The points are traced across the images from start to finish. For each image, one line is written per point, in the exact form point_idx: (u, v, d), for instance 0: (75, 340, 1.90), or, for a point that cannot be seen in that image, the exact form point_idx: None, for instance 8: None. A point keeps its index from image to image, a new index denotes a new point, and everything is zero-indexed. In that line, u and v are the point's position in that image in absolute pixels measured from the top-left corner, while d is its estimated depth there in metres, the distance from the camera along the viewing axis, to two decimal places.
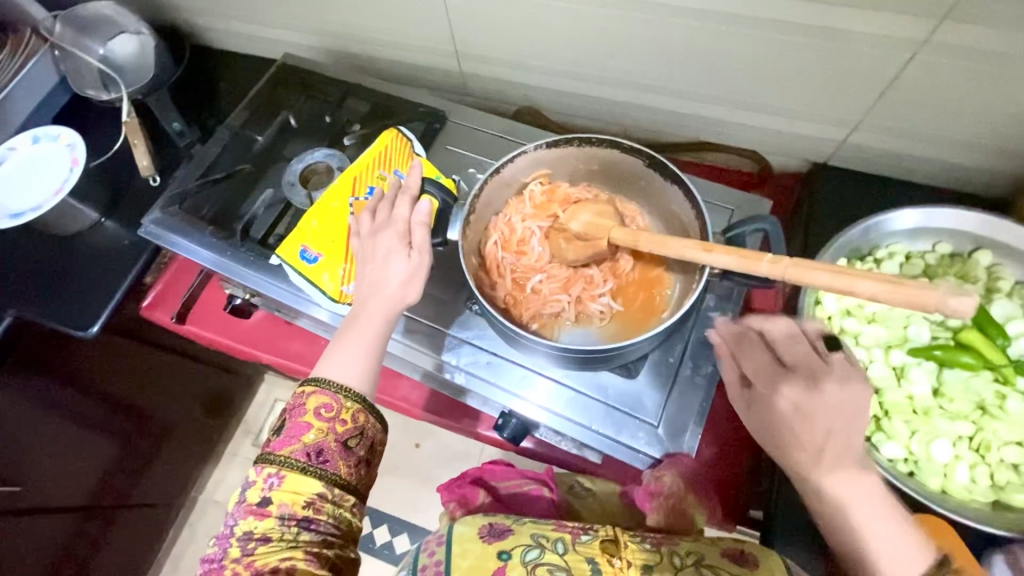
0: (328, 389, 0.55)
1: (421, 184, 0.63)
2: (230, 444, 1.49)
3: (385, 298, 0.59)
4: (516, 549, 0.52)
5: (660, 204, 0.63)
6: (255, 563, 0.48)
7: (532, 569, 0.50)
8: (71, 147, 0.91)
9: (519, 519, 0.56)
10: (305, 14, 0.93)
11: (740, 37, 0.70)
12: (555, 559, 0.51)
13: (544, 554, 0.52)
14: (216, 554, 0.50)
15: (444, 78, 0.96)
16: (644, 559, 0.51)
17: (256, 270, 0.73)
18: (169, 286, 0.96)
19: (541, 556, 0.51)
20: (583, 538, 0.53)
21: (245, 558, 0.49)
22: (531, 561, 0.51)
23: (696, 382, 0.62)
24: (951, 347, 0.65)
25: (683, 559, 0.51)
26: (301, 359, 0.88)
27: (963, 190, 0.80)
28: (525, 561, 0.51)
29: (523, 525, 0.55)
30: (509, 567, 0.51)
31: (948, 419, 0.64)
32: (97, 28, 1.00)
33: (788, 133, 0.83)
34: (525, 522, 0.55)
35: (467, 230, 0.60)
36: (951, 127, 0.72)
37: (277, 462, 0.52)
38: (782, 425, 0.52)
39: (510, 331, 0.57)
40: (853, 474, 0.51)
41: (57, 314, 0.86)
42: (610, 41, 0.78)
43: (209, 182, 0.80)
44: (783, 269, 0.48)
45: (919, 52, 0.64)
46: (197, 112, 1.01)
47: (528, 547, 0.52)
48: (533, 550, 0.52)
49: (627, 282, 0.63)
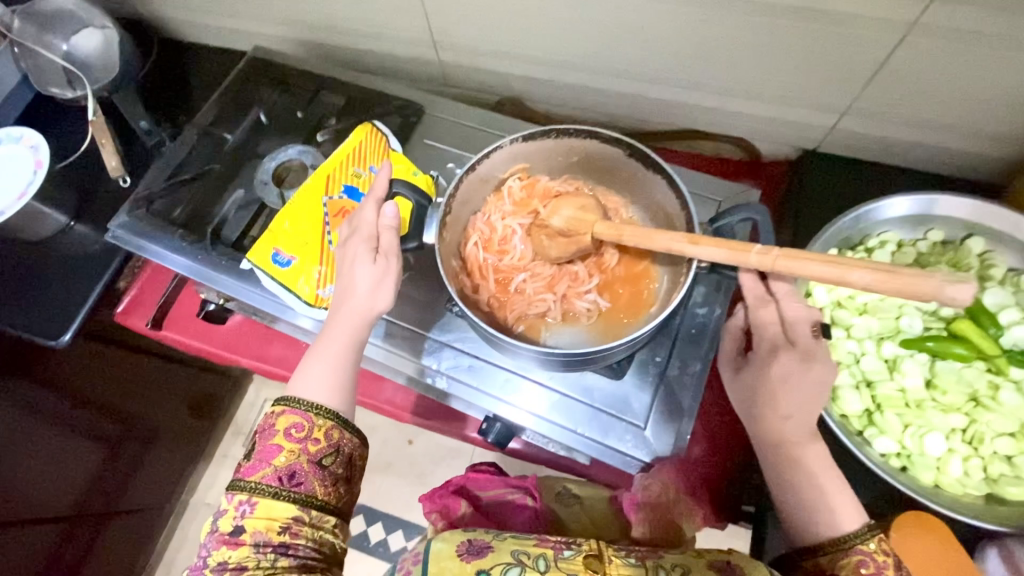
0: (299, 408, 0.54)
1: (390, 184, 0.59)
2: (220, 446, 1.48)
3: (356, 307, 0.57)
4: (495, 569, 0.51)
5: (644, 195, 0.60)
6: None
7: None
8: (34, 148, 0.87)
9: (500, 535, 0.55)
10: (274, 5, 0.89)
11: (726, 20, 0.68)
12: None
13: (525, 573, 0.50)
14: None
15: (423, 70, 0.93)
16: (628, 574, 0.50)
17: (229, 274, 0.71)
18: (144, 292, 0.93)
19: None
20: (566, 553, 0.52)
21: None
22: None
23: (684, 381, 0.60)
24: (944, 338, 0.63)
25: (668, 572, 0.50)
26: (284, 364, 0.86)
27: (954, 174, 0.78)
28: None
29: (504, 541, 0.54)
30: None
31: (941, 412, 0.62)
32: (59, 23, 0.97)
33: (777, 120, 0.81)
34: (505, 538, 0.54)
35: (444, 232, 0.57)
36: (944, 111, 0.69)
37: (247, 488, 0.51)
38: (769, 393, 0.52)
39: (482, 330, 0.55)
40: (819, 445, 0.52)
41: (29, 325, 0.83)
42: (590, 26, 0.75)
43: (176, 184, 0.77)
44: (773, 260, 0.45)
45: (908, 34, 0.62)
46: (167, 110, 0.98)
47: (508, 566, 0.51)
48: (513, 569, 0.51)
49: (613, 278, 0.60)
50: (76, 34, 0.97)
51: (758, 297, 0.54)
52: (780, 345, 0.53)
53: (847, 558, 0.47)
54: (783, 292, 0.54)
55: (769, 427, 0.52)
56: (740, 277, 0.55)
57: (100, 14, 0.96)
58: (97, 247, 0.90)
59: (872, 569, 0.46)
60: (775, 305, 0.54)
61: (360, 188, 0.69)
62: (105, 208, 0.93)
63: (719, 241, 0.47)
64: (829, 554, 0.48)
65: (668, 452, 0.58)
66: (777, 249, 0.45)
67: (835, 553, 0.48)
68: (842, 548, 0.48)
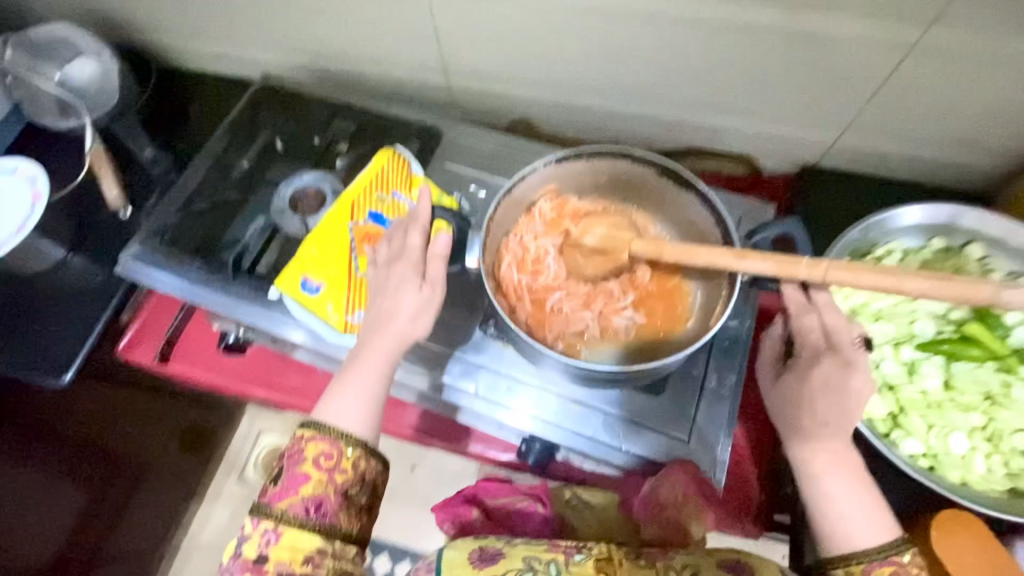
0: (328, 435, 0.54)
1: (430, 208, 0.59)
2: (213, 483, 1.42)
3: (394, 333, 0.56)
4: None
5: (674, 212, 0.61)
6: None
7: None
8: (30, 180, 0.84)
9: (511, 542, 0.61)
10: (282, 31, 0.89)
11: (733, 43, 0.71)
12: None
13: None
14: None
15: (431, 95, 0.94)
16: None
17: (253, 304, 0.69)
18: (146, 327, 0.89)
19: None
20: (576, 558, 0.58)
21: None
22: None
23: (722, 394, 0.62)
24: (957, 341, 0.66)
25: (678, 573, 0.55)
26: (301, 393, 0.83)
27: (946, 185, 0.83)
28: None
29: (515, 548, 0.59)
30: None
31: (961, 411, 0.65)
32: (53, 52, 0.94)
33: (779, 138, 0.84)
34: (517, 545, 0.60)
35: (487, 254, 0.58)
36: (939, 126, 0.74)
37: (274, 517, 0.53)
38: (811, 400, 0.54)
39: (519, 338, 0.56)
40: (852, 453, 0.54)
41: (27, 364, 0.80)
42: (600, 51, 0.77)
43: (191, 214, 0.76)
44: (824, 272, 0.47)
45: (908, 56, 0.66)
46: (167, 138, 0.96)
47: (521, 571, 0.57)
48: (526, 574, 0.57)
49: (647, 293, 0.61)
50: (69, 63, 0.94)
51: (801, 306, 0.56)
52: (822, 351, 0.55)
53: (883, 567, 0.49)
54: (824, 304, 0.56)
55: (808, 432, 0.54)
56: (783, 290, 0.57)
57: (89, 35, 0.92)
58: (98, 279, 0.87)
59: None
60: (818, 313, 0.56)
61: (384, 214, 0.69)
62: (103, 239, 0.90)
63: (766, 254, 0.49)
64: (863, 562, 0.50)
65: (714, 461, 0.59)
66: (826, 261, 0.47)
67: (872, 563, 0.50)
68: (877, 559, 0.50)
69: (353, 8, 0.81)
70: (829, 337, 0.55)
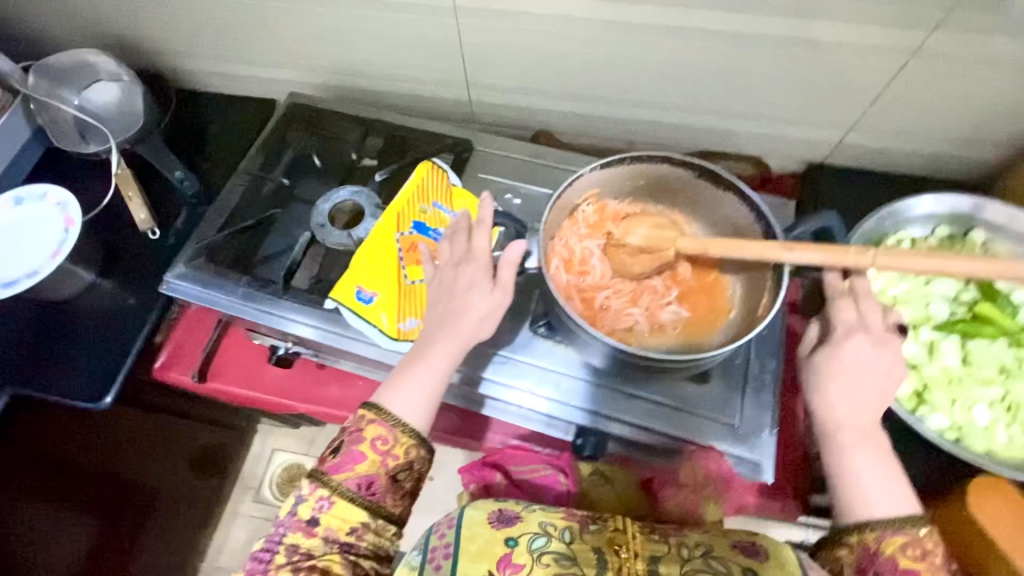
0: (389, 421, 0.57)
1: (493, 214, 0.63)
2: (228, 504, 1.41)
3: (457, 333, 0.59)
4: (523, 538, 0.58)
5: (711, 212, 0.65)
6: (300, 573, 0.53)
7: (538, 556, 0.56)
8: (60, 206, 0.84)
9: (528, 507, 0.62)
10: (306, 51, 0.91)
11: (747, 51, 0.75)
12: (560, 547, 0.57)
13: (550, 543, 0.57)
14: (266, 554, 0.55)
15: (452, 109, 0.96)
16: (653, 550, 0.57)
17: (305, 316, 0.71)
18: (181, 346, 0.88)
19: (546, 544, 0.57)
20: (591, 528, 0.59)
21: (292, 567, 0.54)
22: (537, 549, 0.57)
23: (765, 378, 0.65)
24: (972, 320, 0.71)
25: (691, 551, 0.57)
26: (341, 404, 0.84)
27: (941, 176, 0.89)
28: (531, 549, 0.57)
29: (532, 514, 0.61)
30: (515, 554, 0.57)
31: (980, 385, 0.69)
32: (73, 77, 0.95)
33: (787, 138, 0.89)
34: (533, 511, 0.61)
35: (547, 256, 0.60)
36: (940, 123, 0.79)
37: (330, 485, 0.55)
38: (844, 377, 0.57)
39: (574, 325, 0.59)
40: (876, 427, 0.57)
41: (64, 388, 0.79)
42: (620, 63, 0.81)
43: (234, 232, 0.77)
44: (868, 260, 0.52)
45: (911, 59, 0.71)
46: (189, 159, 0.97)
47: (535, 535, 0.58)
48: (540, 537, 0.58)
49: (689, 288, 0.65)
50: (89, 89, 0.95)
51: (840, 291, 0.60)
52: (855, 327, 0.58)
53: (894, 537, 0.53)
54: (862, 289, 0.60)
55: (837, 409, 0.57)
56: (824, 277, 0.62)
57: (110, 58, 0.93)
58: (130, 301, 0.86)
59: (918, 551, 0.52)
60: (854, 298, 0.60)
61: (428, 224, 0.72)
62: (131, 262, 0.89)
63: (813, 245, 0.54)
64: (876, 530, 0.53)
65: (766, 443, 0.63)
66: (870, 252, 0.52)
67: (885, 532, 0.53)
68: (891, 528, 0.53)
69: (379, 26, 0.83)
70: (863, 319, 0.59)
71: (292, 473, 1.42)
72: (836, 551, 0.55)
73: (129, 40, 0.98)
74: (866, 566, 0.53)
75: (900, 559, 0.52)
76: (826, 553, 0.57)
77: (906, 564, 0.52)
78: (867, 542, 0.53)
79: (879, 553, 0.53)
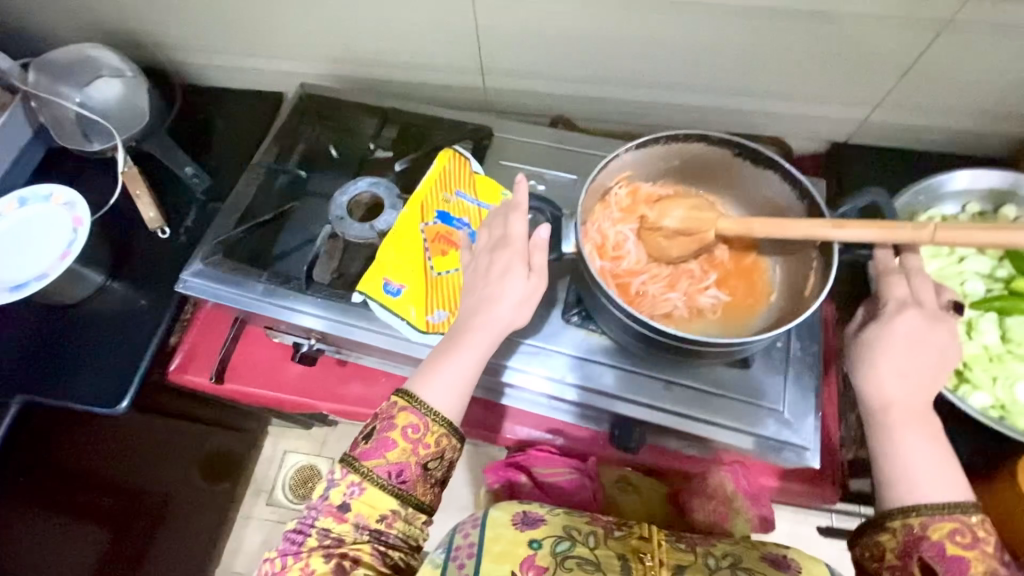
0: (420, 410, 0.55)
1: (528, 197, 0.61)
2: (242, 508, 1.38)
3: (494, 321, 0.57)
4: (546, 540, 0.56)
5: (747, 192, 0.64)
6: (330, 558, 0.52)
7: (561, 560, 0.54)
8: (69, 205, 0.82)
9: (551, 510, 0.61)
10: (314, 40, 0.88)
11: (773, 28, 0.73)
12: (584, 552, 0.55)
13: (573, 548, 0.56)
14: (296, 537, 0.53)
15: (465, 97, 0.94)
16: (678, 559, 0.56)
17: (331, 311, 0.69)
18: (197, 347, 0.85)
19: (570, 549, 0.56)
20: (615, 534, 0.58)
21: (322, 551, 0.52)
22: (561, 553, 0.55)
23: (806, 360, 0.65)
24: (1008, 297, 0.70)
25: (718, 561, 0.56)
26: (364, 402, 0.82)
27: (964, 152, 0.88)
28: (554, 551, 0.55)
29: (556, 517, 0.60)
30: (538, 555, 0.55)
31: (1021, 361, 0.68)
32: (73, 74, 0.92)
33: (809, 117, 0.87)
34: (557, 514, 0.60)
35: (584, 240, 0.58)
36: (969, 97, 0.78)
37: (361, 471, 0.53)
38: (892, 353, 0.55)
39: (614, 308, 0.57)
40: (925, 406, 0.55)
41: (80, 394, 0.77)
42: (641, 43, 0.79)
43: (252, 227, 0.75)
44: (927, 234, 0.50)
45: (944, 31, 0.70)
46: (197, 155, 0.94)
47: (558, 539, 0.57)
48: (564, 542, 0.56)
49: (727, 272, 0.64)
50: (90, 85, 0.92)
51: (892, 267, 0.59)
52: (908, 302, 0.57)
53: (942, 523, 0.49)
54: (913, 265, 0.59)
55: (882, 388, 0.55)
56: (875, 253, 0.60)
57: (113, 52, 0.89)
58: (142, 302, 0.84)
59: (966, 538, 0.49)
60: (905, 276, 0.59)
61: (451, 213, 0.71)
62: (141, 262, 0.87)
63: (865, 222, 0.52)
64: (922, 514, 0.50)
65: (811, 427, 0.62)
66: (929, 226, 0.51)
67: (932, 516, 0.49)
68: (938, 513, 0.49)
69: (392, 11, 0.80)
70: (914, 295, 0.57)
71: (305, 474, 1.40)
72: (878, 536, 0.52)
73: (128, 34, 0.94)
74: (910, 551, 0.50)
75: (948, 545, 0.49)
76: (866, 538, 0.53)
77: (955, 551, 0.48)
78: (912, 526, 0.50)
79: (925, 538, 0.49)
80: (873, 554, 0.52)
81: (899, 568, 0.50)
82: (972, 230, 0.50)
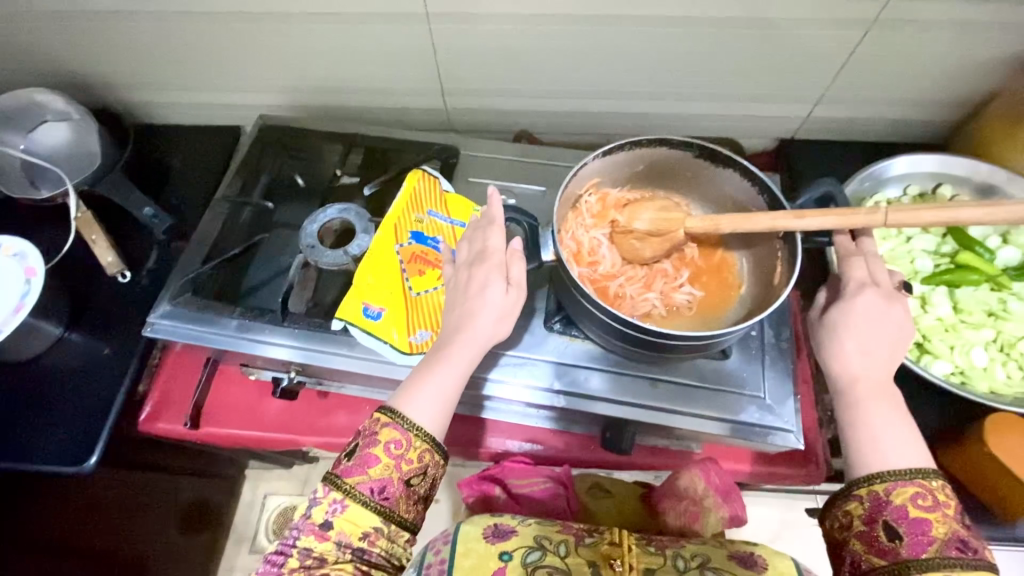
0: (402, 426, 0.54)
1: (502, 210, 0.62)
2: (225, 560, 1.31)
3: (475, 335, 0.57)
4: (517, 551, 0.56)
5: (710, 190, 0.67)
6: None
7: (533, 569, 0.55)
8: (20, 256, 0.77)
9: (523, 521, 0.61)
10: (271, 71, 0.88)
11: (717, 34, 0.77)
12: (555, 561, 0.56)
13: (545, 557, 0.56)
14: (276, 558, 0.51)
15: (427, 117, 0.95)
16: (648, 563, 0.56)
17: (309, 341, 0.68)
18: (167, 394, 0.81)
19: (542, 558, 0.56)
20: (587, 541, 0.58)
21: (304, 572, 0.50)
22: (532, 563, 0.55)
23: (781, 346, 0.67)
24: (955, 270, 0.75)
25: (687, 562, 0.57)
26: (349, 432, 0.80)
27: (898, 140, 0.95)
28: (525, 562, 0.56)
29: (527, 528, 0.59)
30: (509, 567, 0.55)
31: (973, 329, 0.73)
32: (16, 119, 0.88)
33: (758, 117, 0.92)
34: (528, 525, 0.60)
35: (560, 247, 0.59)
36: (898, 89, 0.84)
37: (344, 488, 0.52)
38: (855, 330, 0.58)
39: (592, 309, 0.58)
40: (887, 378, 0.58)
41: (44, 454, 0.72)
42: (594, 57, 0.82)
43: (220, 263, 0.74)
44: (884, 217, 0.53)
45: (871, 29, 0.75)
46: (155, 195, 0.91)
47: (530, 549, 0.57)
48: (536, 552, 0.57)
49: (697, 269, 0.66)
50: (34, 129, 0.88)
51: (850, 250, 0.62)
52: (866, 283, 0.60)
53: (904, 487, 0.51)
54: (868, 247, 0.62)
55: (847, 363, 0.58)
56: (834, 239, 0.63)
57: (57, 96, 0.86)
58: (107, 350, 0.80)
59: (929, 501, 0.50)
60: (863, 258, 0.62)
61: (426, 232, 0.72)
62: (102, 310, 0.83)
63: (824, 211, 0.55)
64: (885, 481, 0.52)
65: (792, 409, 0.64)
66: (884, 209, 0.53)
67: (895, 481, 0.51)
68: (900, 478, 0.51)
69: (349, 40, 0.81)
70: (872, 275, 0.61)
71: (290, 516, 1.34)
72: (846, 504, 0.54)
73: (73, 77, 0.92)
74: (874, 515, 0.51)
75: (911, 508, 0.50)
76: (834, 509, 0.55)
77: (916, 513, 0.50)
78: (876, 491, 0.52)
79: (888, 501, 0.51)
80: (841, 522, 0.54)
81: (865, 533, 0.52)
82: (918, 209, 0.53)
